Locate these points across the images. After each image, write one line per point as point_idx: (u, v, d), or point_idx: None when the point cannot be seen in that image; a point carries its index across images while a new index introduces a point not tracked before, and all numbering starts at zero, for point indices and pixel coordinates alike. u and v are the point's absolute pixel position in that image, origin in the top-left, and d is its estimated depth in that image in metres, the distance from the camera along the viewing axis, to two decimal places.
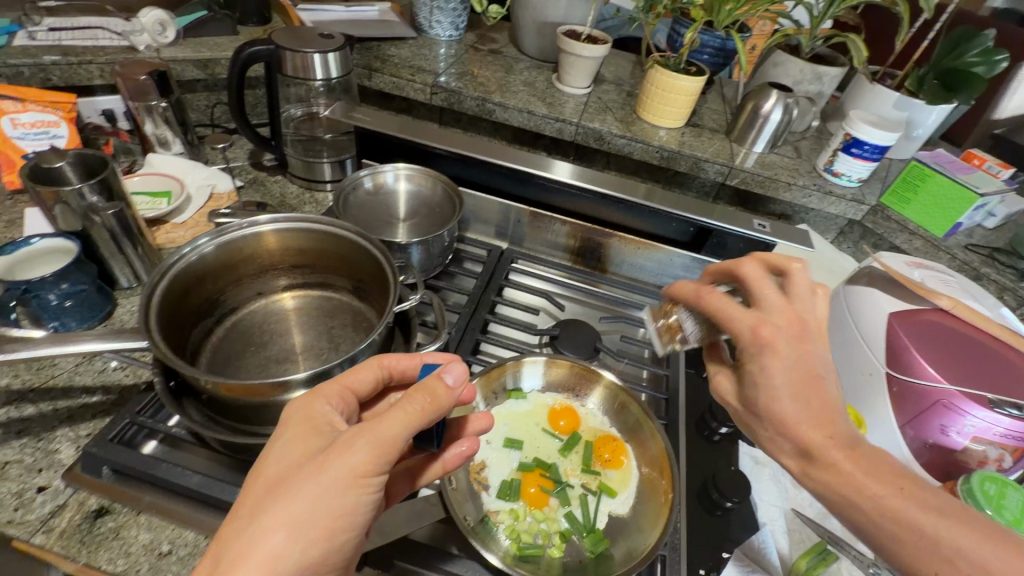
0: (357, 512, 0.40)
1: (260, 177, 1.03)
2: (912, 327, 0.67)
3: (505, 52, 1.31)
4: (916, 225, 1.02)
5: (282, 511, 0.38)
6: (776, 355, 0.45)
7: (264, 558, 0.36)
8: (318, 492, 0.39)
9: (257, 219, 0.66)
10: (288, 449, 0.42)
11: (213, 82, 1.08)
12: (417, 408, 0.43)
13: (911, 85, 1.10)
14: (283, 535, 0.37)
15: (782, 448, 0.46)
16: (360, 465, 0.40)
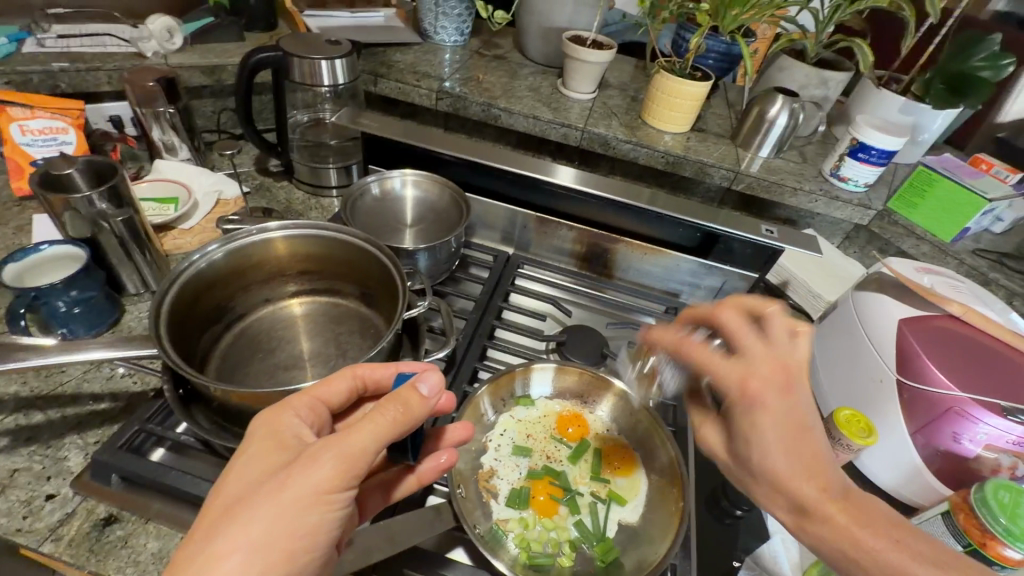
0: (322, 530, 0.40)
1: (266, 183, 1.03)
2: (924, 334, 0.67)
3: (509, 58, 1.32)
4: (924, 230, 1.02)
5: (239, 533, 0.37)
6: (768, 412, 0.43)
7: None
8: (280, 510, 0.38)
9: (266, 226, 0.66)
10: (250, 466, 0.41)
11: (219, 88, 1.08)
12: (388, 419, 0.43)
13: (918, 89, 1.09)
14: (239, 559, 0.37)
15: (777, 503, 0.44)
16: (326, 481, 0.40)
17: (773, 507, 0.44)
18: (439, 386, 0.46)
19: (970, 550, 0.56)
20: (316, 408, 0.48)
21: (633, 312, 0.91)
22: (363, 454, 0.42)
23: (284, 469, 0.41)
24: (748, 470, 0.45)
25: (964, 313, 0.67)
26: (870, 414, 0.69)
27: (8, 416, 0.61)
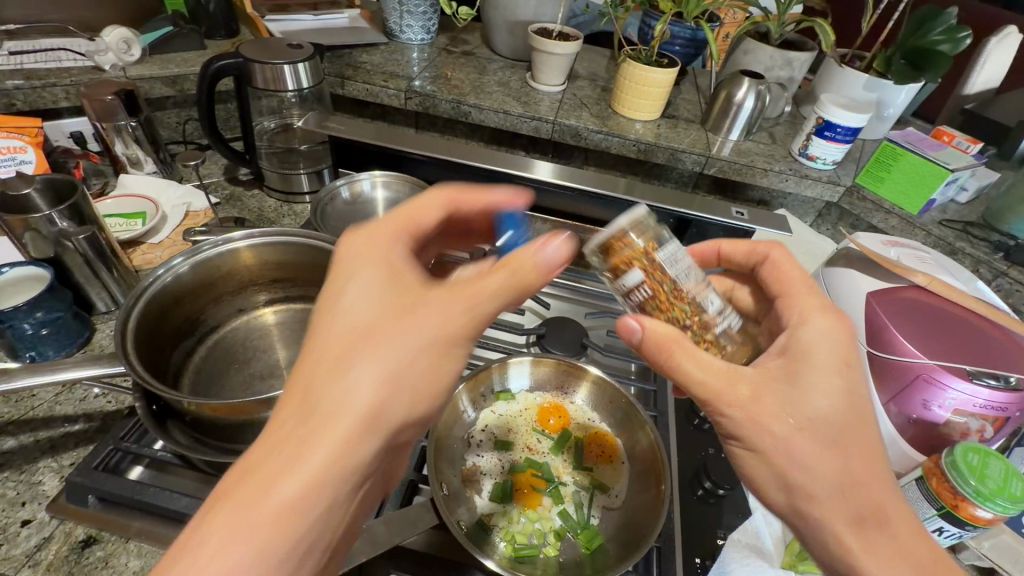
0: (447, 379, 0.38)
1: (236, 192, 1.02)
2: (894, 306, 0.69)
3: (477, 53, 1.31)
4: (891, 204, 1.03)
5: (364, 371, 0.35)
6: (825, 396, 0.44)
7: (355, 415, 0.34)
8: (403, 354, 0.36)
9: (230, 235, 0.65)
10: (358, 302, 0.38)
11: (182, 99, 1.07)
12: (510, 273, 0.39)
13: (879, 66, 1.10)
14: (367, 394, 0.35)
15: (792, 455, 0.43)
16: (437, 338, 0.37)
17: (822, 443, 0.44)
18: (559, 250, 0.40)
19: (944, 513, 0.58)
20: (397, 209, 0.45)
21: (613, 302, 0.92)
22: (478, 322, 0.38)
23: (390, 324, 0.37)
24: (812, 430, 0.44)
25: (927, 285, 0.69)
26: None
27: None
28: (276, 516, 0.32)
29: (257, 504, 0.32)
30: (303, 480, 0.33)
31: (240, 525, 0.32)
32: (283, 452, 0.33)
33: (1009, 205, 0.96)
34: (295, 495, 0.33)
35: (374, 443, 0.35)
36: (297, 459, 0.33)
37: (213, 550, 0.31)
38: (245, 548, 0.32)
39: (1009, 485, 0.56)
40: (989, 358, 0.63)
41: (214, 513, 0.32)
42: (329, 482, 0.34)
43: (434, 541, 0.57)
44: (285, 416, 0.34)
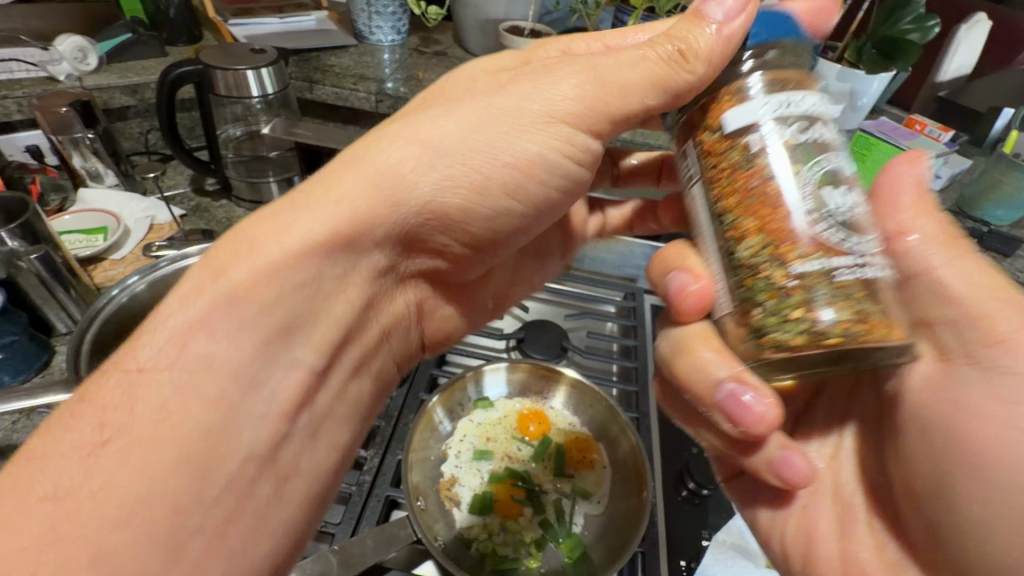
0: (498, 167, 0.43)
1: (203, 203, 0.99)
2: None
3: (450, 53, 1.30)
4: None
5: (414, 131, 0.40)
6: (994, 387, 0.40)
7: (386, 166, 0.38)
8: (460, 129, 0.41)
9: (187, 251, 0.65)
10: (464, 88, 0.46)
11: (145, 108, 1.03)
12: (658, 55, 0.40)
13: (850, 56, 1.10)
14: (406, 149, 0.39)
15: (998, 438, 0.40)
16: (513, 145, 0.42)
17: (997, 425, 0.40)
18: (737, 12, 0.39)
19: None
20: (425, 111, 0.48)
21: (594, 302, 0.90)
22: (555, 103, 0.41)
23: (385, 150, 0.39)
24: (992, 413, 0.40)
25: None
26: None
27: None
28: (223, 325, 0.34)
29: (206, 311, 0.34)
30: (272, 277, 0.35)
31: (209, 319, 0.34)
32: (251, 268, 0.35)
33: (982, 192, 0.96)
34: (249, 297, 0.35)
35: (338, 253, 0.38)
36: (253, 262, 0.35)
37: (182, 337, 0.33)
38: (196, 348, 0.33)
39: None
40: None
41: (181, 339, 0.33)
42: (295, 276, 0.36)
43: (414, 558, 0.55)
44: (258, 227, 0.36)
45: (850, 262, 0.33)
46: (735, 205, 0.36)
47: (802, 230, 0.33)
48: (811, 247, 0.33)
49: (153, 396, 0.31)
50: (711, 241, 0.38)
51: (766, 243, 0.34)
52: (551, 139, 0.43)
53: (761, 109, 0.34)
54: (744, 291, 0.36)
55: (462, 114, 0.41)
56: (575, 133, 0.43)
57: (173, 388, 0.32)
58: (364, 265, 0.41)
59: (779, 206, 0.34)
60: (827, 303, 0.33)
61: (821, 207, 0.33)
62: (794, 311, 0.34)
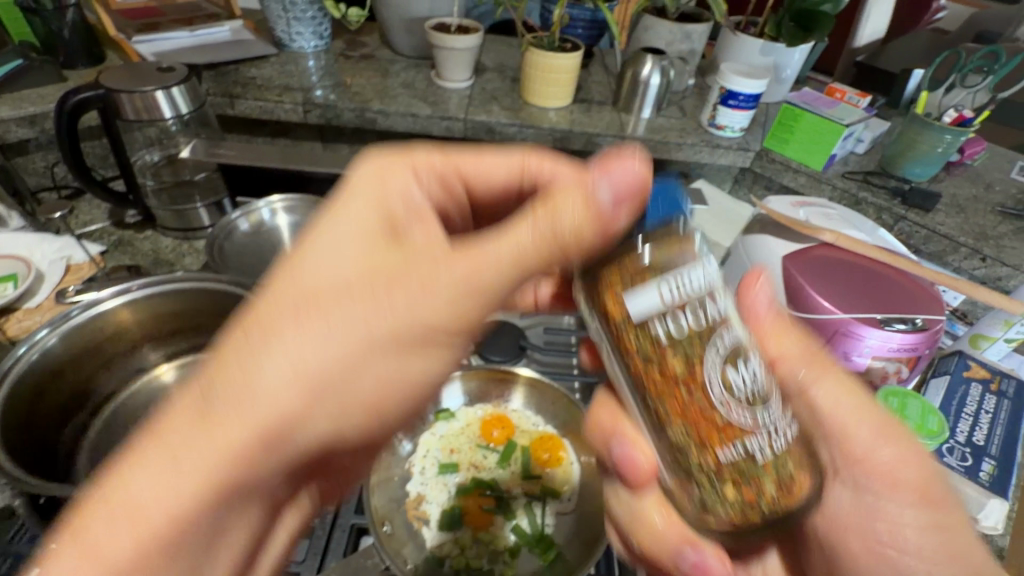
0: (420, 378, 0.39)
1: (126, 236, 0.92)
2: (804, 260, 0.71)
3: (378, 56, 1.27)
4: (799, 163, 1.06)
5: (309, 332, 0.33)
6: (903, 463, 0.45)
7: (265, 391, 0.32)
8: (369, 314, 0.34)
9: (98, 298, 0.60)
10: (344, 229, 0.36)
11: (46, 140, 0.96)
12: (542, 232, 0.37)
13: (771, 30, 1.15)
14: (302, 342, 0.33)
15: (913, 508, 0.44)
16: (396, 327, 0.35)
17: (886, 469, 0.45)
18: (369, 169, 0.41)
19: None
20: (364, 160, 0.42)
21: None
22: (517, 251, 0.37)
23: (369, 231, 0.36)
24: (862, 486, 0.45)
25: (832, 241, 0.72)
26: None
27: None
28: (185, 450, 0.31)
29: (186, 446, 0.31)
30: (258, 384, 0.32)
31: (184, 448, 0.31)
32: (231, 378, 0.32)
33: (902, 151, 1.01)
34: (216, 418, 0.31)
35: (242, 491, 0.33)
36: (247, 377, 0.32)
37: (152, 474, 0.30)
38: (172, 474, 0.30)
39: (926, 422, 0.60)
40: (898, 304, 0.66)
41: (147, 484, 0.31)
42: (196, 524, 0.31)
43: None
44: (130, 476, 0.30)
45: (764, 437, 0.34)
46: (660, 388, 0.35)
47: (718, 413, 0.34)
48: (731, 429, 0.34)
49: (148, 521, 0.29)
50: (638, 410, 0.38)
51: (690, 429, 0.34)
52: (441, 361, 0.39)
53: (668, 292, 0.34)
54: (681, 466, 0.36)
55: (369, 308, 0.34)
56: (474, 315, 0.38)
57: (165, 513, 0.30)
58: (272, 487, 0.36)
59: (696, 389, 0.34)
60: (757, 476, 0.34)
61: (733, 384, 0.34)
62: (727, 486, 0.34)
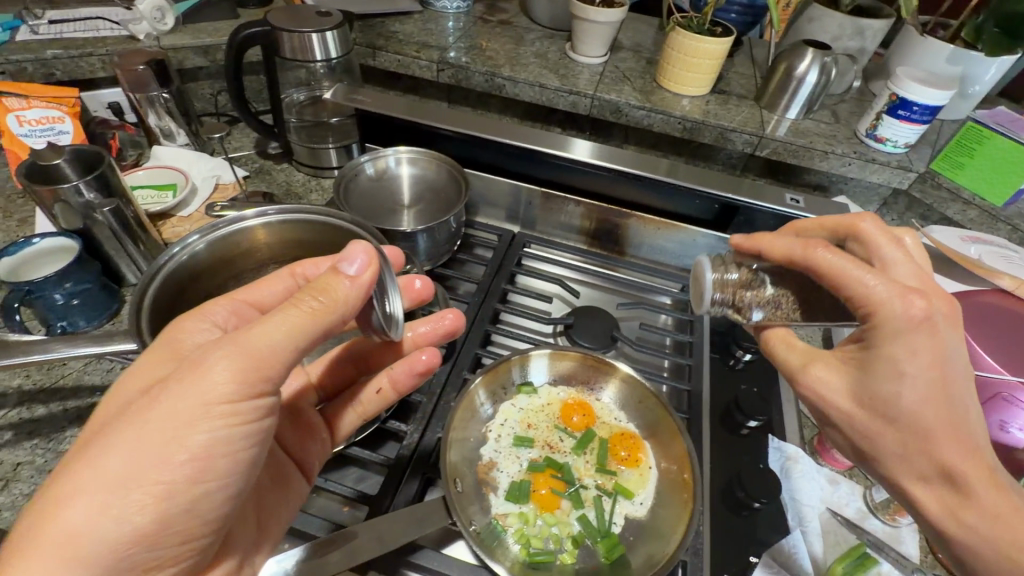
0: (129, 489, 0.35)
1: (265, 166, 1.01)
2: (428, 366, 0.61)
3: (515, 22, 1.25)
4: (972, 194, 0.92)
5: (96, 473, 0.35)
6: (934, 340, 0.37)
7: (65, 528, 0.34)
8: (152, 431, 0.36)
9: (244, 214, 0.61)
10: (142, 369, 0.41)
11: (216, 69, 1.06)
12: (243, 364, 0.38)
13: (968, 35, 0.98)
14: (116, 462, 0.35)
15: (914, 470, 0.40)
16: (204, 403, 0.37)
17: (907, 481, 0.41)
18: (369, 264, 0.44)
19: None
20: (375, 256, 0.45)
21: (647, 292, 0.86)
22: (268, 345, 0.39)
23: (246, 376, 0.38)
24: (884, 422, 0.39)
25: (417, 346, 0.63)
26: None
27: (12, 409, 0.62)
28: (187, 476, 0.38)
29: (171, 447, 0.37)
30: (207, 509, 0.40)
31: (146, 431, 0.36)
32: (219, 460, 0.39)
33: None
34: (194, 471, 0.38)
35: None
36: (201, 426, 0.37)
37: (127, 442, 0.35)
38: (163, 464, 0.36)
39: None
40: None
41: (155, 393, 0.37)
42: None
43: (446, 537, 0.55)
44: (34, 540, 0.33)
45: None
46: None
47: None
48: None
49: (168, 406, 0.36)
50: None
51: None
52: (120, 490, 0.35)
53: None
54: None
55: (121, 441, 0.35)
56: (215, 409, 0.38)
57: (113, 525, 0.35)
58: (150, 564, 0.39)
59: None
60: None
61: None
62: None
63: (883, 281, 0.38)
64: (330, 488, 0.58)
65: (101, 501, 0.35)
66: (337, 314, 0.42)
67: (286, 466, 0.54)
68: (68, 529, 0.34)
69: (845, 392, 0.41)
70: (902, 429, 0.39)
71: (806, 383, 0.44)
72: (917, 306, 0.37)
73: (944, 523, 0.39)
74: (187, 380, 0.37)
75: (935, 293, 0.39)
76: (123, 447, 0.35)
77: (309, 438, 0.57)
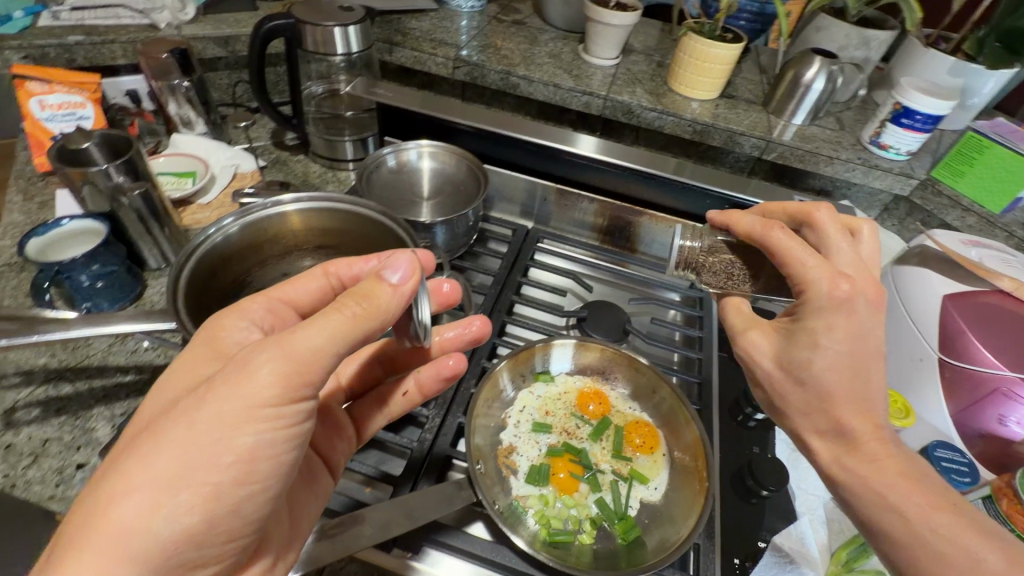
0: (178, 488, 0.36)
1: (282, 156, 1.02)
2: (455, 371, 0.61)
3: (528, 23, 1.27)
4: (971, 202, 0.94)
5: (144, 470, 0.35)
6: (851, 319, 0.44)
7: (119, 525, 0.34)
8: (198, 430, 0.36)
9: (280, 198, 0.64)
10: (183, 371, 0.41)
11: (234, 60, 1.07)
12: (284, 366, 0.38)
13: (970, 48, 1.02)
14: (168, 460, 0.35)
15: (814, 429, 0.46)
16: (246, 404, 0.37)
17: (805, 433, 0.47)
18: (412, 273, 0.43)
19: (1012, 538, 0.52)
20: (419, 264, 0.43)
21: (656, 287, 0.89)
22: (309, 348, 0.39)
23: (289, 378, 0.38)
24: (797, 384, 0.46)
25: (443, 350, 0.63)
26: (908, 393, 0.67)
27: (39, 386, 0.63)
28: (233, 477, 0.38)
29: (218, 448, 0.37)
30: (250, 509, 0.40)
31: (195, 429, 0.36)
32: (262, 462, 0.39)
33: None
34: (238, 472, 0.38)
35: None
36: (247, 429, 0.37)
37: (177, 441, 0.36)
38: (210, 464, 0.37)
39: None
40: None
41: (202, 392, 0.37)
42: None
43: (467, 517, 0.58)
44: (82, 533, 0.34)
45: None
46: None
47: None
48: None
49: (214, 406, 0.36)
50: None
51: None
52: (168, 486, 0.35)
53: None
54: None
55: (170, 439, 0.36)
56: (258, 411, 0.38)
57: (165, 522, 0.35)
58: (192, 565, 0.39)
59: None
60: None
61: None
62: None
63: (820, 266, 0.46)
64: (353, 466, 0.59)
65: (151, 499, 0.35)
66: (376, 321, 0.42)
67: (316, 465, 0.53)
68: (122, 525, 0.34)
69: (769, 352, 0.48)
70: (810, 390, 0.45)
71: (741, 345, 0.50)
72: (841, 289, 0.45)
73: (830, 468, 0.45)
74: (231, 380, 0.38)
75: (861, 281, 0.46)
76: (173, 444, 0.36)
77: (337, 437, 0.57)
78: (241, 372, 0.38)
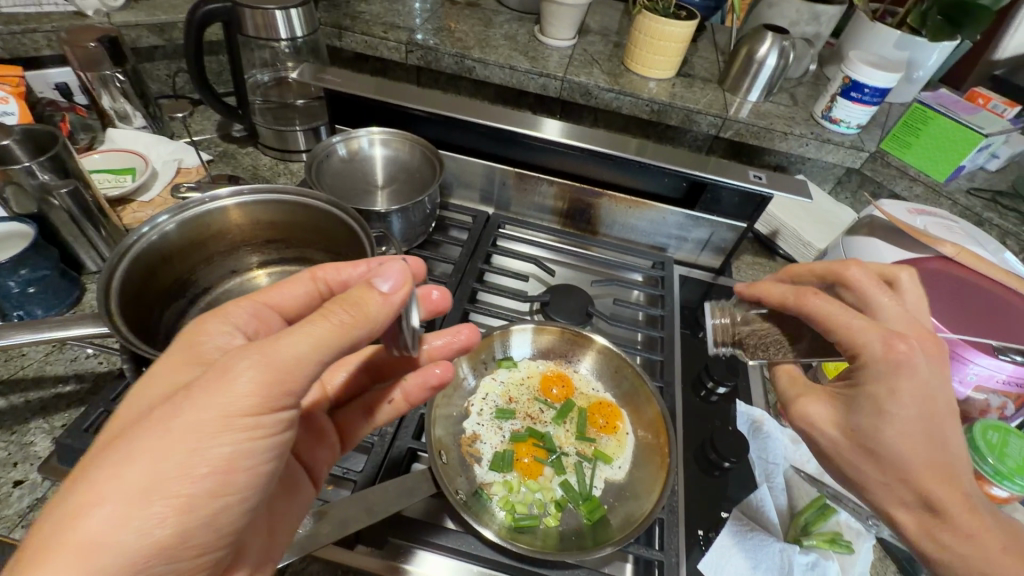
0: (150, 499, 0.33)
1: (230, 149, 0.98)
2: (442, 380, 0.55)
3: (483, 5, 1.24)
4: (918, 171, 0.98)
5: (111, 481, 0.32)
6: (914, 378, 0.40)
7: (86, 537, 0.31)
8: (173, 438, 0.34)
9: (218, 192, 0.61)
10: (156, 375, 0.38)
11: (172, 49, 1.02)
12: (264, 373, 0.36)
13: (914, 21, 1.03)
14: (138, 471, 0.33)
15: (900, 500, 0.42)
16: (224, 413, 0.35)
17: (890, 513, 0.43)
18: (404, 283, 0.41)
19: None
20: (411, 273, 0.42)
21: (619, 269, 0.89)
22: (290, 355, 0.37)
23: (271, 385, 0.36)
24: (867, 455, 0.42)
25: (432, 359, 0.57)
26: None
27: None
28: (207, 489, 0.35)
29: (193, 456, 0.34)
30: (226, 522, 0.37)
31: (169, 438, 0.34)
32: (239, 473, 0.37)
33: None
34: (215, 484, 0.36)
35: None
36: (224, 439, 0.35)
37: (150, 449, 0.33)
38: (185, 474, 0.34)
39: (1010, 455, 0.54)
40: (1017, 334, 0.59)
41: (178, 399, 0.34)
42: None
43: (433, 509, 0.57)
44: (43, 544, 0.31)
45: None
46: None
47: None
48: None
49: (193, 415, 0.34)
50: None
51: None
52: (139, 498, 0.33)
53: None
54: None
55: (143, 449, 0.33)
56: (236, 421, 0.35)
57: (133, 535, 0.33)
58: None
59: None
60: None
61: None
62: None
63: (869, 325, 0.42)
64: None
65: (120, 511, 0.32)
66: (366, 329, 0.39)
67: (299, 475, 0.50)
68: (86, 537, 0.31)
69: (838, 425, 0.44)
70: (883, 463, 0.42)
71: (796, 414, 0.48)
72: (897, 349, 0.40)
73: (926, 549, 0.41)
74: (209, 387, 0.35)
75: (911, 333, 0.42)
76: (145, 455, 0.33)
77: (318, 444, 0.53)
78: (222, 379, 0.35)
